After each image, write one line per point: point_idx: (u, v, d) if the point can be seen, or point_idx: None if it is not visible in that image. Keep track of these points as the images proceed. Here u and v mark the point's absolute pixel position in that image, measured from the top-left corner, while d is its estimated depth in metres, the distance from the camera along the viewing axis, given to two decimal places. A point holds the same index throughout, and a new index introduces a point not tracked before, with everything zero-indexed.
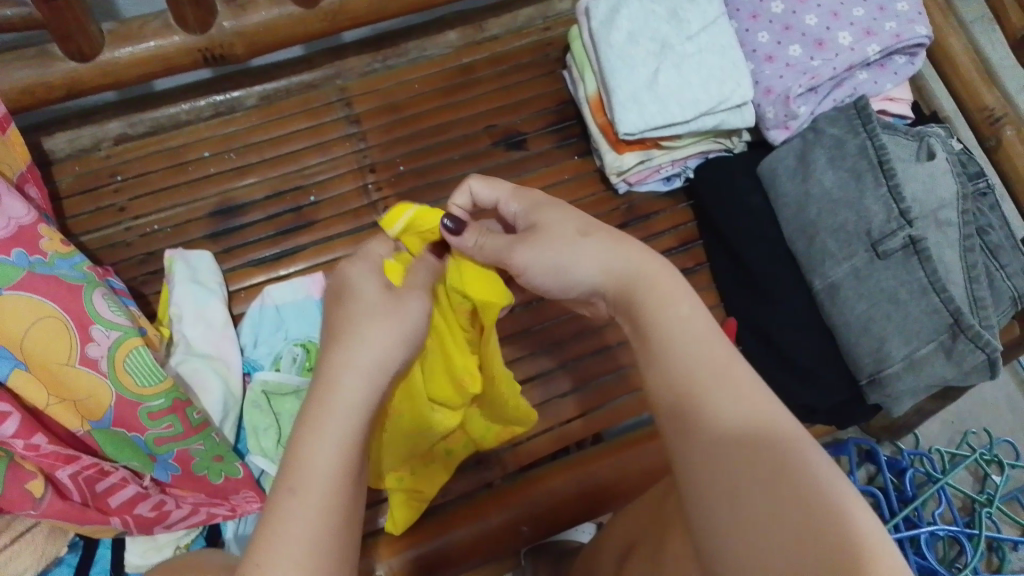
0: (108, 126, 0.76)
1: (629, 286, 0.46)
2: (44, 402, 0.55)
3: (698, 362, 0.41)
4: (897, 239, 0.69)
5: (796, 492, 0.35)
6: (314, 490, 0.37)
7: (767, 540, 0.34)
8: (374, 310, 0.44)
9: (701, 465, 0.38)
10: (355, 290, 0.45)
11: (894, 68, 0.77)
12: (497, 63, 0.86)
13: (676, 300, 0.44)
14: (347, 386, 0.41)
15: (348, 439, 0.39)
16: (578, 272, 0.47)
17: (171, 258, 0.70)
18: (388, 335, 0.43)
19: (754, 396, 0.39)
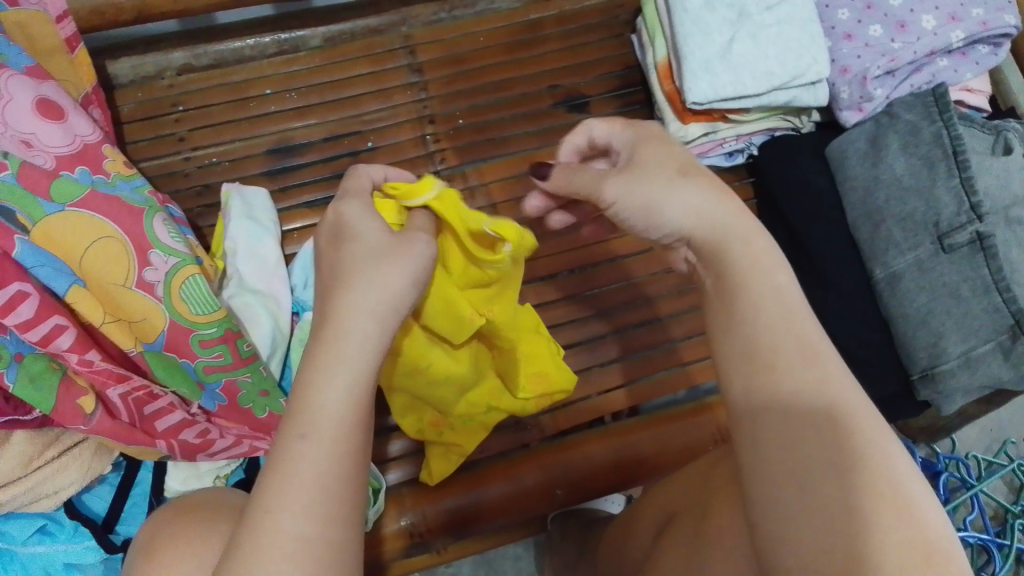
0: (172, 55, 0.77)
1: (718, 236, 0.43)
2: (99, 320, 0.55)
3: (776, 332, 0.39)
4: (965, 233, 0.66)
5: (857, 486, 0.34)
6: (330, 435, 0.36)
7: (824, 531, 0.33)
8: (376, 249, 0.42)
9: (761, 440, 0.37)
10: (353, 232, 0.44)
11: (976, 58, 0.75)
12: (564, 23, 0.84)
13: (776, 269, 0.41)
14: (349, 328, 0.39)
15: (361, 385, 0.38)
16: (668, 213, 0.44)
17: (228, 192, 0.71)
18: (395, 276, 0.41)
19: (826, 380, 0.38)
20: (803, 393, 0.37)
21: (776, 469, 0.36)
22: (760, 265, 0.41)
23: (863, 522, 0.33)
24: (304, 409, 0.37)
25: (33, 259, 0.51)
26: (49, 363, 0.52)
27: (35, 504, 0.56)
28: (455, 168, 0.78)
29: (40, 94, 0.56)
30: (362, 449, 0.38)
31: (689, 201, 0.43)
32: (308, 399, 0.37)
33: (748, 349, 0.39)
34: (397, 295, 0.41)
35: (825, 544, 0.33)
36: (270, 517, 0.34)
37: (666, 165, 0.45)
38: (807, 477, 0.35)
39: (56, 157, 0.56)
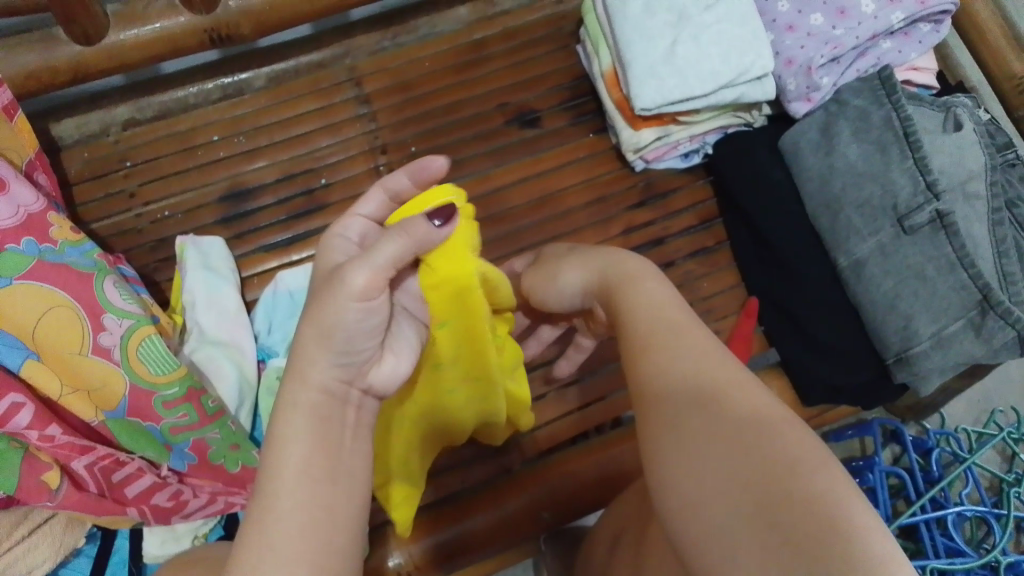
0: (116, 110, 0.76)
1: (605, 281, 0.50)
2: (57, 391, 0.54)
3: (672, 350, 0.42)
4: (924, 213, 0.66)
5: (757, 456, 0.34)
6: (289, 488, 0.37)
7: (732, 506, 0.34)
8: (323, 292, 0.39)
9: (674, 454, 0.37)
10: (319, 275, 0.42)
11: (919, 37, 0.75)
12: (509, 39, 0.84)
13: (644, 281, 0.48)
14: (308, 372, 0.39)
15: (317, 435, 0.39)
16: (568, 279, 0.53)
17: (182, 244, 0.70)
18: (328, 316, 0.39)
19: (732, 385, 0.39)
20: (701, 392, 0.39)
21: (681, 466, 0.37)
22: (637, 283, 0.48)
23: (765, 483, 0.33)
24: (270, 469, 0.37)
25: None
26: (10, 442, 0.52)
27: None
28: None
29: None
30: (337, 499, 0.38)
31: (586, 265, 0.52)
32: (275, 457, 0.38)
33: (648, 363, 0.42)
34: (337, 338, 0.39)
35: (735, 518, 0.33)
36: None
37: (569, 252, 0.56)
38: (717, 472, 0.35)
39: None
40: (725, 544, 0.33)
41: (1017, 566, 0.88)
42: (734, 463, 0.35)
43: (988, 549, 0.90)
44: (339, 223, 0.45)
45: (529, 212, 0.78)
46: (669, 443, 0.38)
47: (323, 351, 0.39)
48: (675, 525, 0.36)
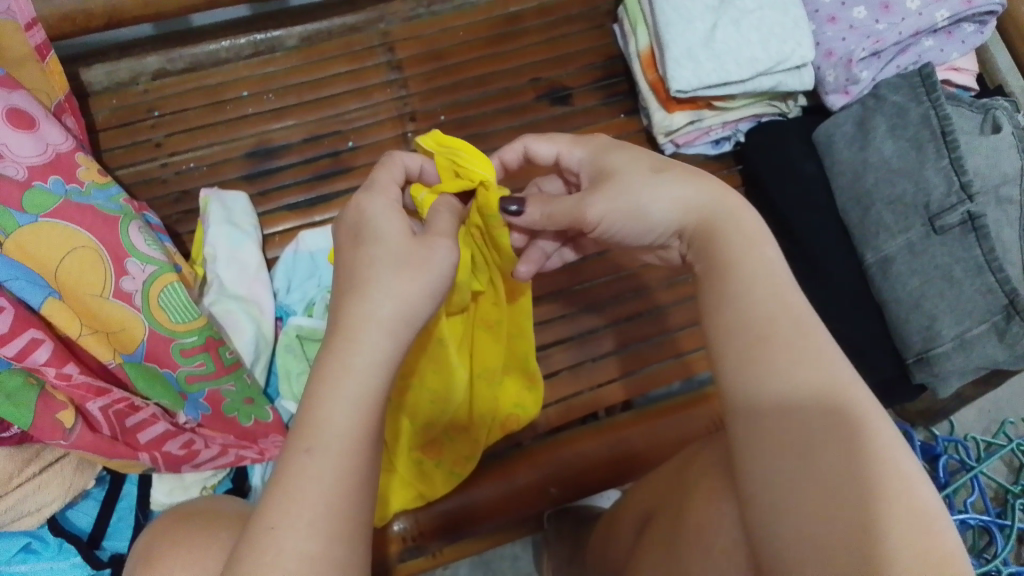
0: (146, 60, 0.76)
1: (706, 218, 0.44)
2: (77, 332, 0.54)
3: (782, 325, 0.38)
4: (956, 214, 0.65)
5: (855, 469, 0.34)
6: (331, 451, 0.35)
7: (823, 514, 0.33)
8: (399, 254, 0.41)
9: (756, 435, 0.36)
10: (371, 228, 0.42)
11: (962, 37, 0.74)
12: (545, 14, 0.83)
13: (760, 241, 0.42)
14: (361, 340, 0.38)
15: (369, 400, 0.37)
16: (658, 213, 0.44)
17: (206, 198, 0.69)
18: (414, 284, 0.40)
19: (822, 369, 0.37)
20: (795, 371, 0.37)
21: (756, 461, 0.36)
22: (753, 245, 0.42)
23: (863, 497, 0.33)
24: (311, 430, 0.36)
25: (9, 272, 0.50)
26: (26, 378, 0.51)
27: (15, 523, 0.55)
28: None
29: (10, 103, 0.53)
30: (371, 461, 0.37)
31: (675, 190, 0.44)
32: (314, 413, 0.36)
33: (743, 344, 0.39)
34: (416, 306, 0.40)
35: (807, 522, 0.33)
36: (273, 536, 0.33)
37: (641, 168, 0.45)
38: (795, 467, 0.34)
39: (29, 168, 0.53)
40: (791, 537, 0.33)
41: None
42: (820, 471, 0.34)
43: (990, 559, 0.89)
44: (384, 186, 0.45)
45: None
46: (745, 436, 0.37)
47: (377, 333, 0.38)
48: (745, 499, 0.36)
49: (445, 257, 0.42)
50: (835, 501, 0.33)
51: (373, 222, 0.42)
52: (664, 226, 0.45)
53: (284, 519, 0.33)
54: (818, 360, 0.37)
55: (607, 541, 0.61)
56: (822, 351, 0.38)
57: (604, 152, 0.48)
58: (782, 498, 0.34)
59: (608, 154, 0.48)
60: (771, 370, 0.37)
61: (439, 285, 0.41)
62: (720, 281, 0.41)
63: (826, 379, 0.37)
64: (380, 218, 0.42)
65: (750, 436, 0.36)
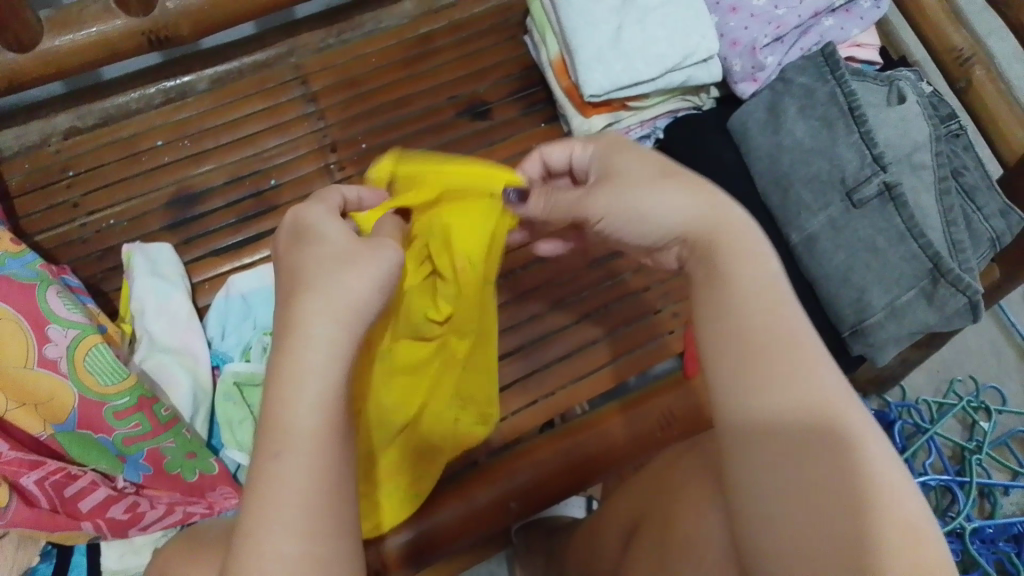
0: (56, 119, 0.75)
1: (706, 229, 0.42)
2: (3, 406, 0.53)
3: (771, 337, 0.38)
4: (872, 185, 0.68)
5: (843, 487, 0.35)
6: (296, 461, 0.35)
7: (815, 534, 0.34)
8: (337, 252, 0.40)
9: (754, 449, 0.37)
10: (313, 232, 0.42)
11: (860, 13, 0.75)
12: (457, 31, 0.83)
13: (755, 247, 0.41)
14: (315, 339, 0.37)
15: (327, 402, 0.36)
16: (656, 219, 0.43)
17: (128, 253, 0.68)
18: (365, 280, 0.39)
19: (812, 378, 0.37)
20: (787, 385, 0.37)
21: (753, 475, 0.36)
22: (747, 255, 0.40)
23: (850, 515, 0.34)
24: (280, 436, 0.35)
25: None
26: None
27: None
28: None
29: None
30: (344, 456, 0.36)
31: (656, 202, 0.42)
32: (279, 418, 0.35)
33: (736, 355, 0.38)
34: (367, 294, 0.39)
35: (804, 536, 0.35)
36: (255, 557, 0.33)
37: (632, 175, 0.44)
38: (789, 484, 0.35)
39: None
40: (787, 549, 0.35)
41: (984, 532, 0.89)
42: (816, 493, 0.35)
43: (953, 516, 0.91)
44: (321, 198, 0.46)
45: None
46: (741, 449, 0.37)
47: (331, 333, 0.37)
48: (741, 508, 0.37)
49: (389, 253, 0.41)
50: (827, 522, 0.34)
51: (304, 228, 0.43)
52: (658, 241, 0.44)
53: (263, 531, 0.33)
54: (806, 368, 0.37)
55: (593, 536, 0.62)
56: (814, 358, 0.38)
57: (611, 152, 0.47)
58: (771, 513, 0.36)
59: (614, 156, 0.46)
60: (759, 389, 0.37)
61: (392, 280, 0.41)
62: (708, 293, 0.41)
63: (814, 393, 0.37)
64: (321, 223, 0.42)
65: (742, 456, 0.37)
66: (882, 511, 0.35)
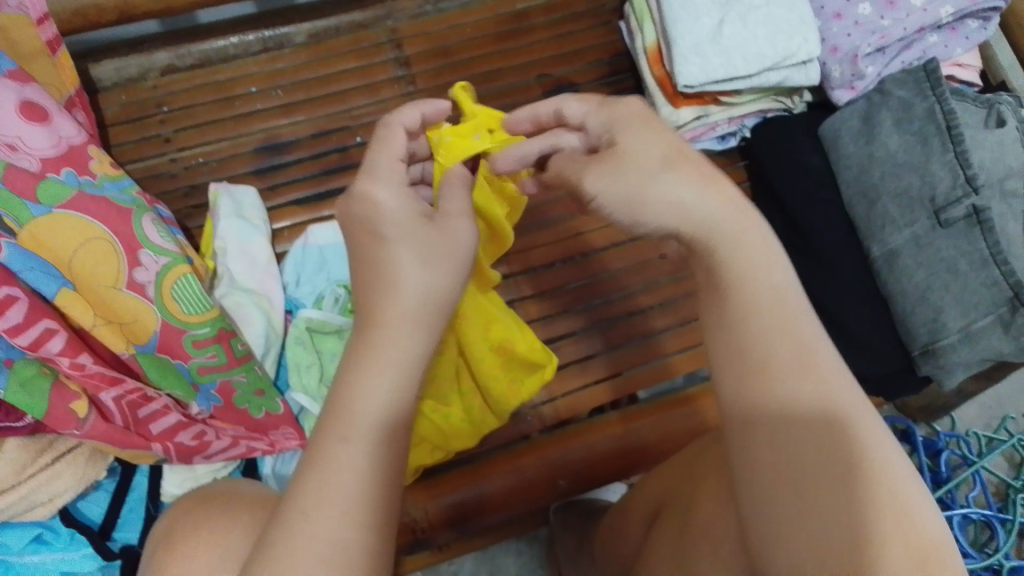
0: (156, 56, 0.76)
1: (707, 231, 0.40)
2: (90, 322, 0.54)
3: (764, 339, 0.38)
4: (961, 207, 0.66)
5: (858, 483, 0.35)
6: (365, 435, 0.35)
7: (818, 526, 0.34)
8: (425, 241, 0.40)
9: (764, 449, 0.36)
10: (387, 220, 0.40)
11: (965, 33, 0.74)
12: (551, 11, 0.83)
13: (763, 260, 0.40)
14: (392, 331, 0.37)
15: (401, 382, 0.37)
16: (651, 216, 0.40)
17: (216, 193, 0.70)
18: (440, 276, 0.40)
19: (820, 384, 0.37)
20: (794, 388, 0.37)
21: (760, 475, 0.36)
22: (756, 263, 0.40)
23: (859, 506, 0.34)
24: (347, 416, 0.35)
25: (22, 263, 0.51)
26: (41, 367, 0.52)
27: (29, 513, 0.55)
28: None
29: (23, 97, 0.54)
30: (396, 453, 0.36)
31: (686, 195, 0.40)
32: (347, 400, 0.35)
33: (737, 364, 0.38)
34: (439, 290, 0.39)
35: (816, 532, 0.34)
36: (311, 498, 0.33)
37: (649, 158, 0.40)
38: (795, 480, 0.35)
39: (42, 160, 0.53)
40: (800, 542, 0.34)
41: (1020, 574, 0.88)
42: (818, 469, 0.35)
43: (990, 553, 0.90)
44: (387, 166, 0.42)
45: None
46: (753, 451, 0.36)
47: (409, 325, 0.38)
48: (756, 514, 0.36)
49: (461, 236, 0.42)
50: (828, 515, 0.34)
51: (383, 210, 0.40)
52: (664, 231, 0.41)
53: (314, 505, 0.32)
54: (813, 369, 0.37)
55: (617, 523, 0.62)
56: (817, 362, 0.38)
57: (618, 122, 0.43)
58: (776, 505, 0.35)
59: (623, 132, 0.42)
60: (778, 387, 0.37)
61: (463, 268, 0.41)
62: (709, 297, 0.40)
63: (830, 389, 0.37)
64: (391, 203, 0.41)
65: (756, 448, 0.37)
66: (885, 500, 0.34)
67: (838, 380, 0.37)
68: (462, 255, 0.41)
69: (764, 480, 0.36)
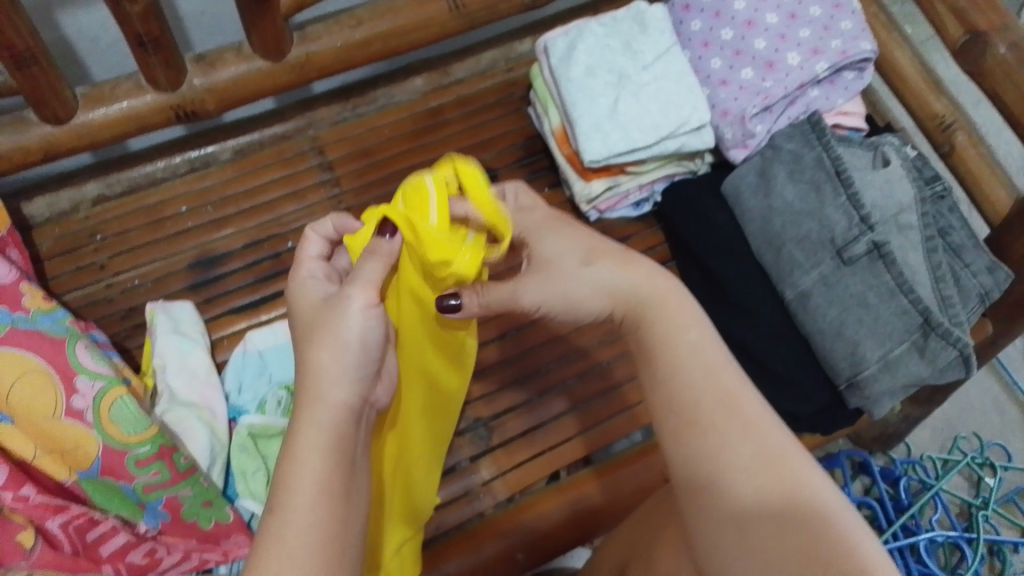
0: (85, 187, 0.79)
1: (634, 302, 0.50)
2: (31, 453, 0.55)
3: (709, 413, 0.45)
4: (860, 244, 0.71)
5: (807, 529, 0.40)
6: (301, 504, 0.41)
7: (773, 566, 0.39)
8: (319, 321, 0.48)
9: (716, 507, 0.42)
10: (300, 307, 0.50)
11: (843, 84, 0.80)
12: (463, 104, 0.88)
13: (686, 325, 0.48)
14: (311, 417, 0.45)
15: (326, 452, 0.43)
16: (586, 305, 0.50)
17: (152, 312, 0.71)
18: (327, 352, 0.46)
19: (757, 444, 0.43)
20: (733, 454, 0.43)
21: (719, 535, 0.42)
22: (678, 330, 0.48)
23: (809, 546, 0.39)
24: (287, 491, 0.42)
25: None
26: None
27: None
28: None
29: None
30: (340, 515, 0.42)
31: (605, 281, 0.50)
32: (284, 478, 0.42)
33: (682, 429, 0.45)
34: (341, 357, 0.47)
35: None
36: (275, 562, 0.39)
37: (575, 256, 0.50)
38: (747, 533, 0.41)
39: None
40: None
41: None
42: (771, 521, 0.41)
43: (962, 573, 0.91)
44: (301, 266, 0.52)
45: None
46: (708, 515, 0.43)
47: (327, 385, 0.46)
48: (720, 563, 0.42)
49: (351, 305, 0.48)
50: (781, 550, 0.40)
51: (301, 294, 0.50)
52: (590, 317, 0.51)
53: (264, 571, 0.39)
54: (753, 432, 0.44)
55: None
56: (756, 421, 0.44)
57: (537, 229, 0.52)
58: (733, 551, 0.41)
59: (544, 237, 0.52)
60: (706, 456, 0.44)
61: (368, 337, 0.48)
62: (648, 370, 0.48)
63: (757, 443, 0.43)
64: (301, 292, 0.51)
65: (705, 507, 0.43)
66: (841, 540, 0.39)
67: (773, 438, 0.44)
68: (355, 324, 0.47)
69: (715, 530, 0.42)
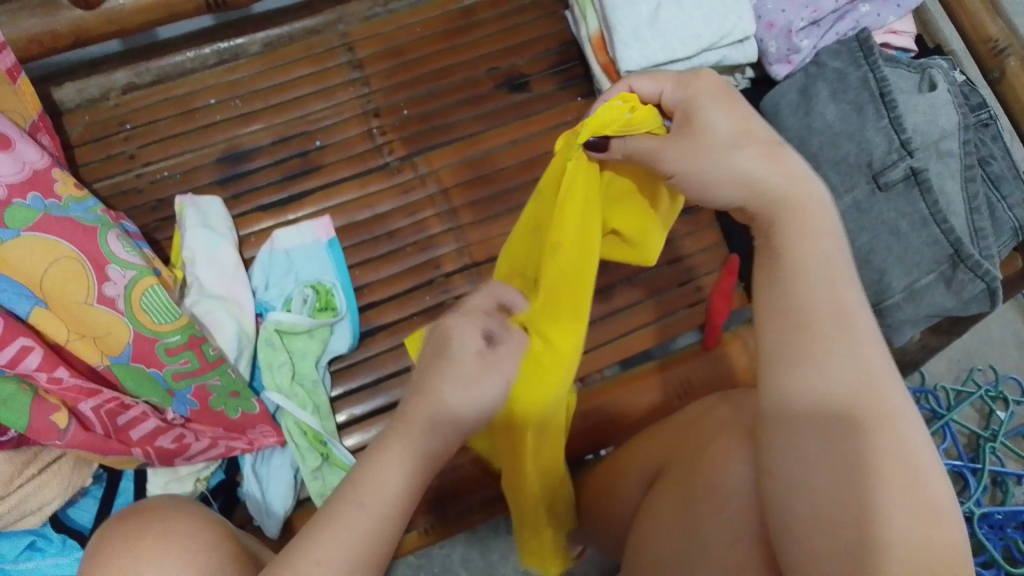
0: (115, 76, 0.78)
1: (772, 199, 0.44)
2: (64, 338, 0.56)
3: (822, 328, 0.41)
4: (898, 170, 0.70)
5: (883, 472, 0.37)
6: (370, 501, 0.40)
7: (828, 503, 0.37)
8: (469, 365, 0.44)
9: (795, 431, 0.39)
10: None
11: (897, 1, 0.77)
12: (498, 4, 0.85)
13: (824, 219, 0.44)
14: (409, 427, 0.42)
15: (407, 463, 0.41)
16: (718, 191, 0.45)
17: (181, 205, 0.72)
18: (465, 394, 0.43)
19: (860, 375, 0.39)
20: (829, 380, 0.39)
21: (787, 465, 0.39)
22: (817, 219, 0.44)
23: (867, 504, 0.36)
24: (363, 486, 0.40)
25: None
26: (19, 384, 0.53)
27: (20, 522, 0.57)
28: (404, 157, 0.79)
29: None
30: (397, 520, 0.41)
31: (742, 169, 0.44)
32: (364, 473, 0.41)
33: (788, 338, 0.41)
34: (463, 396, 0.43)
35: (838, 519, 0.36)
36: (319, 535, 0.39)
37: (720, 134, 0.45)
38: (812, 466, 0.38)
39: (8, 185, 0.55)
40: (807, 523, 0.37)
41: (992, 518, 0.90)
42: (849, 448, 0.38)
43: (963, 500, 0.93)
44: None
45: (518, 172, 0.79)
46: (783, 437, 0.40)
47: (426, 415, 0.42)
48: (775, 492, 0.40)
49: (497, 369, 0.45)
50: (843, 492, 0.37)
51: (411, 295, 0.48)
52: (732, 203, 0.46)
53: (315, 553, 0.38)
54: (860, 359, 0.40)
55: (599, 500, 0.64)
56: (868, 352, 0.40)
57: (694, 101, 0.47)
58: (800, 478, 0.38)
59: (697, 104, 0.47)
60: (801, 370, 0.40)
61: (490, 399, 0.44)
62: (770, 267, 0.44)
63: (863, 371, 0.39)
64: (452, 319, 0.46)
65: (775, 424, 0.41)
66: (909, 494, 0.36)
67: (879, 376, 0.40)
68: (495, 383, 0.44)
69: (783, 458, 0.39)
